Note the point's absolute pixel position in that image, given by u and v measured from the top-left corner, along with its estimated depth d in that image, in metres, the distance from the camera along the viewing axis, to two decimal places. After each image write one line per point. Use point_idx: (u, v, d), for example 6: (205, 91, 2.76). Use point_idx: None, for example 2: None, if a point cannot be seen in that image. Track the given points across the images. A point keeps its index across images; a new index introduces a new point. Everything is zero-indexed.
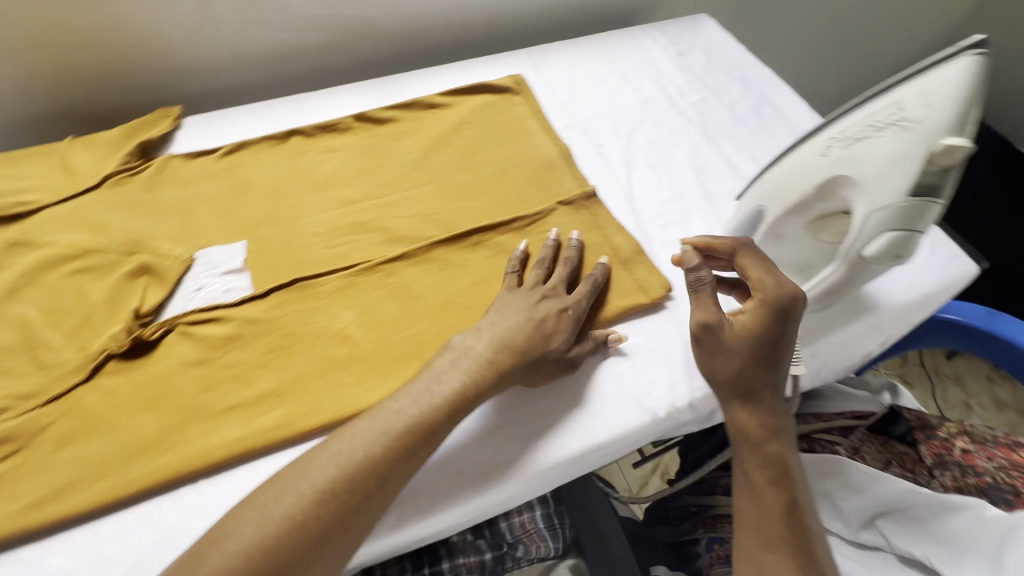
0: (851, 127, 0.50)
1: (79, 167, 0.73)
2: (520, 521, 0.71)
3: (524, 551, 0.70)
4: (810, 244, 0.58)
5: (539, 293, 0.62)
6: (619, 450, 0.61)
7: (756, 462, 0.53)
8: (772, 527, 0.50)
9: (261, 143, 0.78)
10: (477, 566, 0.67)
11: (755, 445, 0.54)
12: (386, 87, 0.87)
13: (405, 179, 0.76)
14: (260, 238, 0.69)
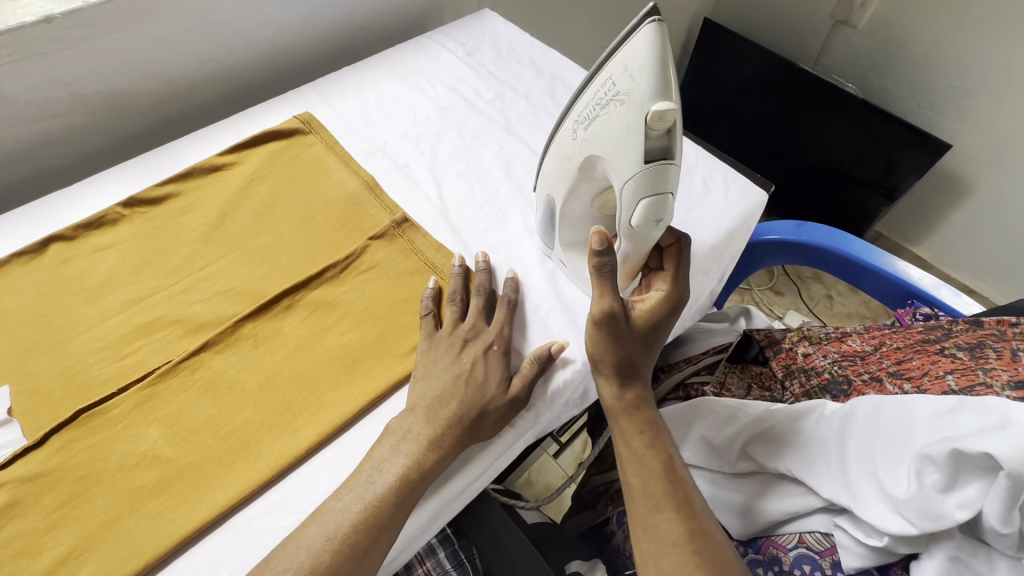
0: (585, 109, 0.57)
1: None
2: (425, 572, 0.69)
3: None
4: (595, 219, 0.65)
5: (458, 342, 0.61)
6: (486, 471, 0.61)
7: (634, 434, 0.58)
8: (660, 484, 0.54)
9: (11, 261, 0.67)
10: None
11: (636, 420, 0.58)
12: (157, 160, 0.78)
13: (198, 258, 0.69)
14: (27, 375, 0.59)
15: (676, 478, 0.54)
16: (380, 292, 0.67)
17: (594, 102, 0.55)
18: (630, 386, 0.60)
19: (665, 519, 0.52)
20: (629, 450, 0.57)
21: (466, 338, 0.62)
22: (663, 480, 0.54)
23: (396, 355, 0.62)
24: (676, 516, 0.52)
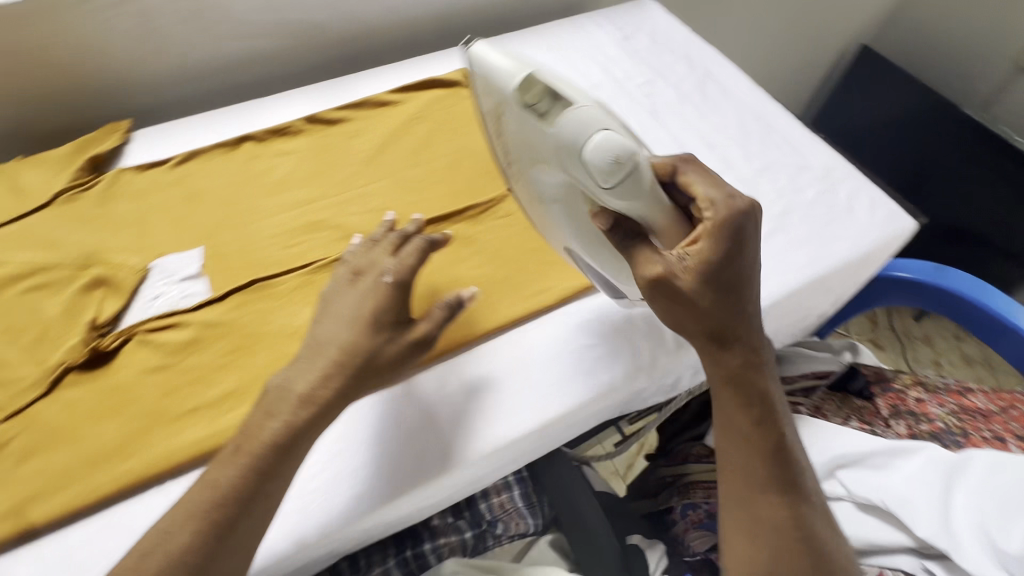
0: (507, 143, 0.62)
1: (30, 186, 0.73)
2: (499, 502, 0.74)
3: (503, 529, 0.72)
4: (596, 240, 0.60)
5: (348, 276, 0.56)
6: (581, 416, 0.65)
7: (739, 407, 0.55)
8: (758, 476, 0.53)
9: (214, 150, 0.78)
10: (459, 545, 0.71)
11: (741, 399, 0.55)
12: (335, 88, 0.88)
13: (358, 177, 0.77)
14: (216, 244, 0.69)
15: (779, 467, 0.53)
16: (512, 238, 0.72)
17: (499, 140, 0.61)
18: (742, 366, 0.54)
19: (764, 511, 0.52)
20: (727, 429, 0.55)
21: (365, 297, 0.55)
22: (768, 472, 0.53)
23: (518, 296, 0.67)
24: (774, 511, 0.52)
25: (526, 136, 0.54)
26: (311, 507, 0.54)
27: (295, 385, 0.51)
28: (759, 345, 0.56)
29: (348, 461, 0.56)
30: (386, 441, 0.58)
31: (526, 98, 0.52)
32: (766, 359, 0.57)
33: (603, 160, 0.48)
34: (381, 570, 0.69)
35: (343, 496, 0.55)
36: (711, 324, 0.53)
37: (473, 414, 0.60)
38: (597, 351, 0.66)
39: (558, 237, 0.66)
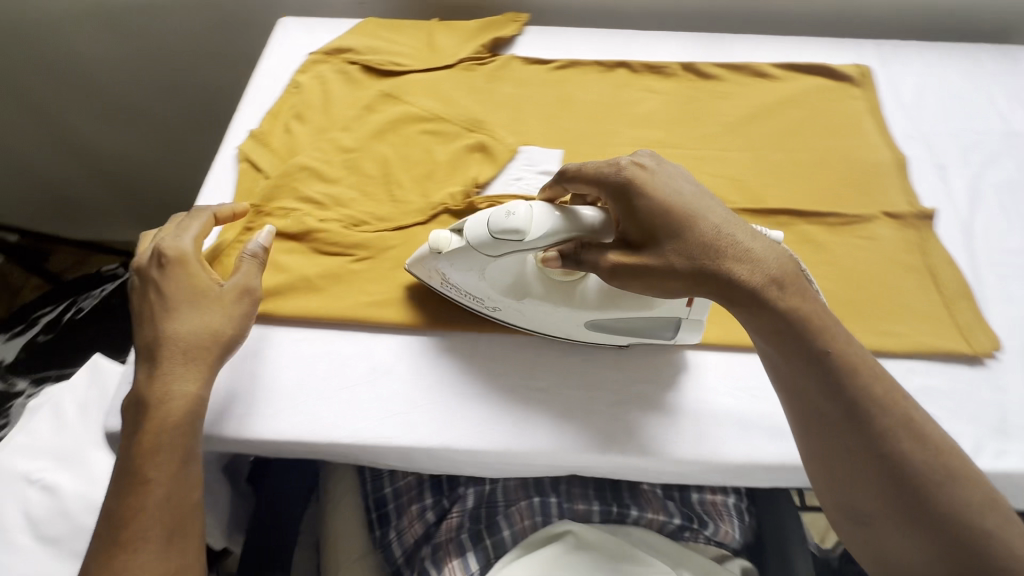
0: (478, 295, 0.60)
1: (441, 47, 0.84)
2: (712, 500, 0.72)
3: (711, 531, 0.69)
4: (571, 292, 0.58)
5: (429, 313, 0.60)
6: None
7: (809, 377, 0.49)
8: (823, 427, 0.49)
9: (591, 67, 0.81)
10: (663, 526, 0.68)
11: (795, 350, 0.50)
12: (716, 44, 0.85)
13: (717, 139, 0.75)
14: (574, 153, 0.73)
15: (857, 420, 0.48)
16: (868, 265, 0.64)
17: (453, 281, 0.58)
18: (749, 301, 0.50)
19: (847, 461, 0.48)
20: (787, 390, 0.51)
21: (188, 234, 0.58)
22: (830, 428, 0.49)
23: (860, 327, 0.60)
24: (853, 462, 0.48)
25: (446, 262, 0.58)
26: (580, 412, 0.58)
27: (181, 309, 0.55)
28: (775, 274, 0.50)
29: (635, 398, 0.59)
30: (590, 396, 0.59)
31: (441, 249, 0.57)
32: (788, 290, 0.50)
33: (504, 218, 0.52)
34: (581, 507, 0.68)
35: (612, 418, 0.58)
36: (686, 271, 0.50)
37: (650, 403, 0.59)
38: None
39: (566, 325, 0.60)
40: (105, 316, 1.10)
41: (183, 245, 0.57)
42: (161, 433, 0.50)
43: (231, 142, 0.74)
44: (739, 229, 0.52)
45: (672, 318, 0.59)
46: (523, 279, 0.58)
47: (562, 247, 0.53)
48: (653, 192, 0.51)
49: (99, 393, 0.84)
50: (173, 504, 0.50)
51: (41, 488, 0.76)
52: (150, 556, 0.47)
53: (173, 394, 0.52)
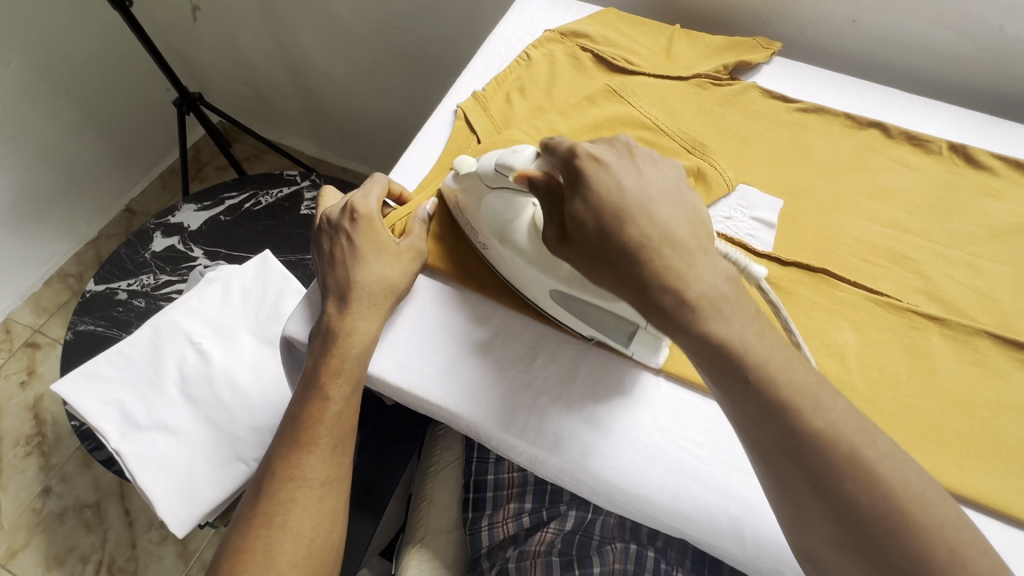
0: (493, 230, 0.56)
1: (679, 56, 0.79)
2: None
3: None
4: (543, 271, 0.54)
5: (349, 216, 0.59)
6: None
7: (758, 423, 0.40)
8: (800, 495, 0.39)
9: (839, 118, 0.73)
10: None
11: (747, 399, 0.41)
12: (995, 134, 0.73)
13: (974, 242, 0.63)
14: (797, 207, 0.66)
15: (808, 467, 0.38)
16: None
17: (494, 229, 0.56)
18: (673, 326, 0.43)
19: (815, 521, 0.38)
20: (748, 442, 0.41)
21: (366, 195, 0.61)
22: (794, 494, 0.39)
23: None
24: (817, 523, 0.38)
25: (461, 189, 0.59)
26: (740, 493, 0.51)
27: (368, 258, 0.57)
28: (693, 278, 0.43)
29: None
30: (611, 411, 0.55)
31: (460, 169, 0.59)
32: (715, 304, 0.42)
33: (510, 156, 0.52)
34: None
35: (770, 516, 0.50)
36: (592, 250, 0.45)
37: (683, 453, 0.53)
38: None
39: (534, 286, 0.57)
40: (274, 214, 1.19)
41: (371, 205, 0.60)
42: (344, 363, 0.54)
43: (453, 99, 0.76)
44: (676, 246, 0.44)
45: (629, 324, 0.53)
46: (514, 222, 0.55)
47: (532, 172, 0.50)
48: (597, 180, 0.45)
49: (260, 287, 0.88)
50: (339, 423, 0.55)
51: (197, 351, 0.84)
52: (319, 460, 0.53)
53: (357, 331, 0.55)
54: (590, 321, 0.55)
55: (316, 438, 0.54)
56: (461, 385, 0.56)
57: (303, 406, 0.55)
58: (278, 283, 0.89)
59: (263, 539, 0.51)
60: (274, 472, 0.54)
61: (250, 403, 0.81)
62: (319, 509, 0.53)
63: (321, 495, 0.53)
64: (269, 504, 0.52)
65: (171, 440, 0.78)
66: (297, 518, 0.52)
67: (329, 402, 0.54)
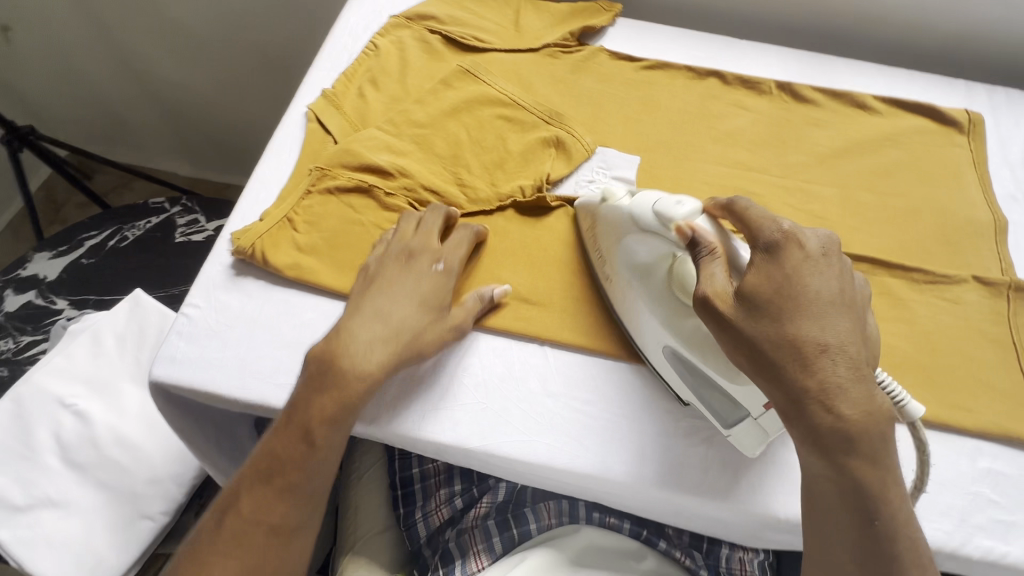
0: (631, 267, 0.54)
1: (527, 28, 0.80)
2: (741, 558, 0.66)
3: None
4: (679, 323, 0.50)
5: (404, 255, 0.57)
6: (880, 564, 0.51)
7: (841, 521, 0.40)
8: None
9: (681, 71, 0.77)
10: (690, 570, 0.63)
11: (829, 484, 0.40)
12: (814, 68, 0.80)
13: (805, 169, 0.70)
14: (652, 161, 0.70)
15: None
16: (949, 332, 0.60)
17: (626, 266, 0.54)
18: (792, 394, 0.40)
19: None
20: (815, 516, 0.41)
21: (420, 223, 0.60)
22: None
23: (935, 396, 0.56)
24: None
25: (602, 220, 0.57)
26: (629, 438, 0.53)
27: (407, 304, 0.54)
28: (860, 422, 0.39)
29: (691, 425, 0.54)
30: (571, 401, 0.54)
31: (608, 198, 0.57)
32: (867, 448, 0.39)
33: (672, 206, 0.50)
34: (614, 522, 0.63)
35: (671, 452, 0.52)
36: (763, 360, 0.41)
37: (620, 426, 0.53)
38: (788, 471, 0.52)
39: (648, 338, 0.53)
40: (145, 248, 1.10)
41: (451, 257, 0.58)
42: (334, 411, 0.49)
43: (303, 100, 0.72)
44: (853, 359, 0.41)
45: (744, 411, 0.49)
46: (653, 265, 0.52)
47: (700, 230, 0.48)
48: (798, 275, 0.42)
49: (136, 329, 0.83)
50: (317, 470, 0.50)
51: (73, 415, 0.76)
52: (279, 507, 0.49)
53: (358, 367, 0.51)
54: (701, 394, 0.51)
55: (288, 480, 0.49)
56: (422, 418, 0.53)
57: (285, 441, 0.50)
58: (156, 321, 0.84)
59: (198, 570, 0.48)
60: (229, 501, 0.50)
61: (149, 458, 0.76)
62: (264, 559, 0.48)
63: (272, 542, 0.49)
64: (216, 531, 0.49)
65: (61, 516, 0.70)
66: (238, 563, 0.48)
67: (311, 447, 0.49)
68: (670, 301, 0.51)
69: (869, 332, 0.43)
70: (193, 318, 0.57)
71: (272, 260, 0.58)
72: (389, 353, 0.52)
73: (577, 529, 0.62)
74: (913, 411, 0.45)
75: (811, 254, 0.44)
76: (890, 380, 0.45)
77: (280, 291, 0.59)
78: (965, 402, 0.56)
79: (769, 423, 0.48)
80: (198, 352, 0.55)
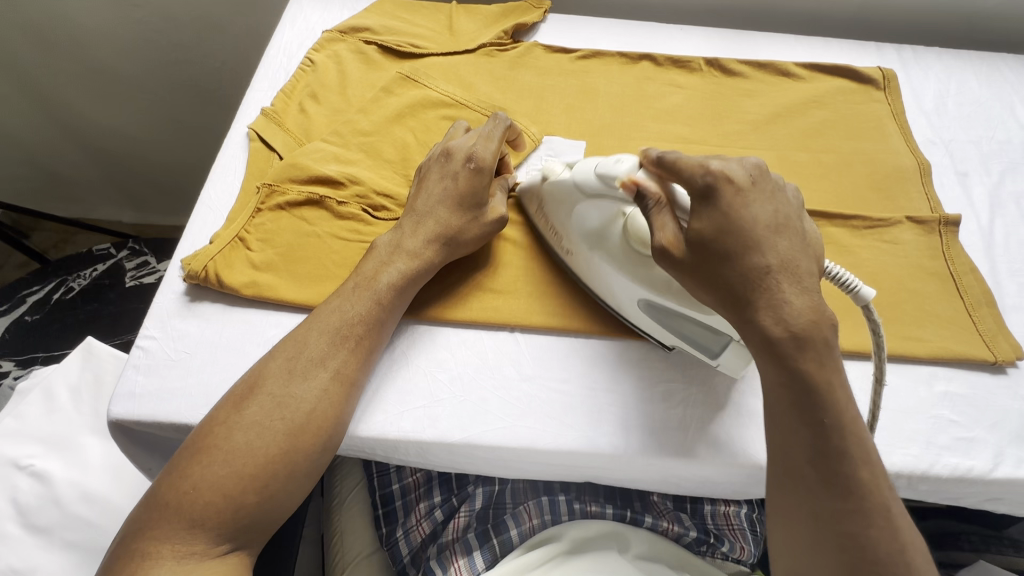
0: (586, 232, 0.54)
1: (461, 30, 0.81)
2: (724, 512, 0.67)
3: (727, 547, 0.65)
4: (649, 280, 0.51)
5: (438, 155, 0.61)
6: None
7: (794, 424, 0.43)
8: (800, 485, 0.42)
9: (615, 57, 0.80)
10: (677, 537, 0.64)
11: (784, 394, 0.43)
12: (737, 43, 0.84)
13: (743, 136, 0.73)
14: (598, 144, 0.71)
15: (830, 472, 0.41)
16: (893, 271, 0.63)
17: (580, 237, 0.55)
18: (740, 313, 0.44)
19: (802, 514, 0.42)
20: (774, 424, 0.44)
21: (443, 153, 0.61)
22: (794, 481, 0.42)
23: (889, 332, 0.59)
24: (803, 506, 0.42)
25: (547, 198, 0.59)
26: (607, 411, 0.54)
27: (440, 206, 0.58)
28: (802, 331, 0.42)
29: (663, 389, 0.55)
30: (548, 379, 0.55)
31: (549, 177, 0.59)
32: (812, 351, 0.42)
33: (613, 165, 0.52)
34: (596, 510, 0.63)
35: (648, 421, 0.53)
36: (719, 291, 0.44)
37: (597, 406, 0.54)
38: (756, 422, 0.53)
39: (620, 294, 0.54)
40: (93, 297, 1.05)
41: (482, 151, 0.60)
42: (373, 275, 0.55)
43: (243, 122, 0.71)
44: (791, 276, 0.43)
45: (726, 337, 0.51)
46: (606, 228, 0.53)
47: (644, 182, 0.49)
48: (735, 209, 0.44)
49: (92, 377, 0.79)
50: (348, 377, 0.51)
51: (31, 476, 0.71)
52: (268, 444, 0.47)
53: (390, 267, 0.55)
54: (681, 332, 0.52)
55: (317, 376, 0.50)
56: (396, 415, 0.53)
57: (328, 326, 0.52)
58: (112, 367, 0.80)
59: (212, 452, 0.46)
60: (208, 441, 0.46)
61: (118, 509, 0.70)
62: (279, 447, 0.47)
63: (288, 434, 0.47)
64: (237, 410, 0.48)
65: None
66: (254, 446, 0.46)
67: (346, 346, 0.52)
68: (631, 261, 0.52)
69: (807, 241, 0.46)
70: (150, 351, 0.55)
71: (227, 281, 0.57)
72: (409, 263, 0.56)
73: (557, 532, 0.61)
74: (865, 294, 0.45)
75: (742, 178, 0.46)
76: (839, 269, 0.47)
77: (240, 312, 0.57)
78: (917, 332, 0.59)
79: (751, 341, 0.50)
80: (158, 384, 0.53)
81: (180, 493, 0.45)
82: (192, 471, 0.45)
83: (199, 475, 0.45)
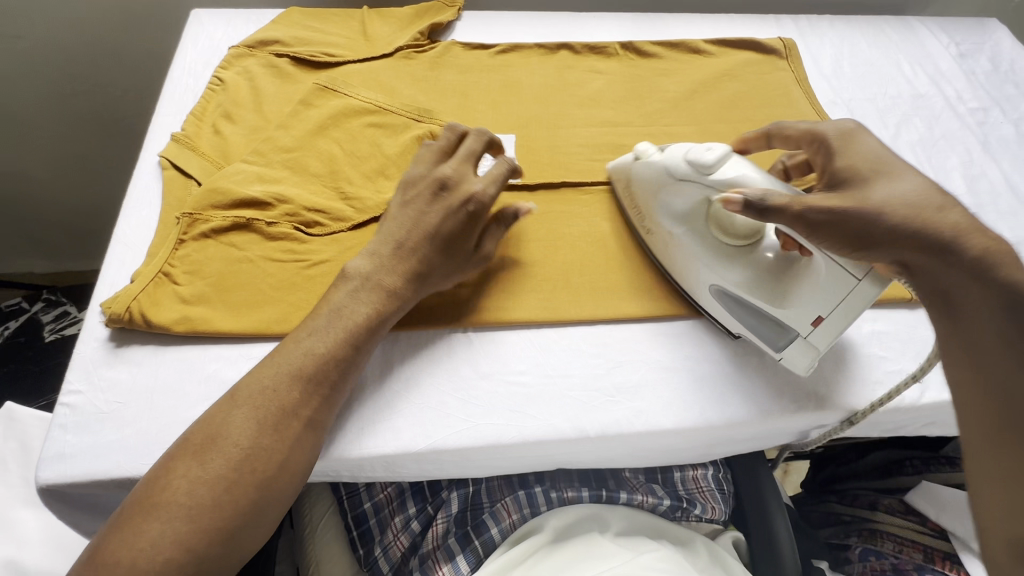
0: (676, 214, 0.57)
1: (376, 35, 0.80)
2: (693, 476, 0.70)
3: (699, 509, 0.67)
4: (731, 280, 0.53)
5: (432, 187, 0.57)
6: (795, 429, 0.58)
7: (988, 335, 0.45)
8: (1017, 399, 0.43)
9: (533, 49, 0.81)
10: (653, 507, 0.65)
11: (980, 306, 0.45)
12: (648, 26, 0.87)
13: (664, 114, 0.76)
14: (527, 136, 0.72)
15: None
16: None
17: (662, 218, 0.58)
18: (915, 237, 0.46)
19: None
20: (960, 338, 0.46)
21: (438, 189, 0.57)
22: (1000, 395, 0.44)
23: None
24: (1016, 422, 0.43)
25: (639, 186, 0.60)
26: (567, 398, 0.54)
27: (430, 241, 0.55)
28: (952, 229, 0.46)
29: (622, 371, 0.56)
30: (506, 376, 0.55)
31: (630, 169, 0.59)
32: (974, 254, 0.46)
33: (703, 152, 0.53)
34: (573, 495, 0.64)
35: (606, 401, 0.54)
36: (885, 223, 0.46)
37: (557, 395, 0.55)
38: (702, 387, 0.56)
39: (693, 279, 0.57)
40: (10, 358, 0.96)
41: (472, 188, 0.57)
42: (345, 312, 0.52)
43: (153, 151, 0.67)
44: (935, 197, 0.48)
45: (792, 330, 0.53)
46: (693, 211, 0.55)
47: (744, 195, 0.47)
48: (855, 143, 0.53)
49: (18, 447, 0.72)
50: (320, 423, 0.49)
51: None
52: (238, 499, 0.44)
53: (346, 305, 0.53)
54: (751, 322, 0.55)
55: (291, 427, 0.47)
56: (354, 434, 0.52)
57: (297, 367, 0.49)
58: (38, 430, 0.73)
59: (173, 507, 0.42)
60: (172, 495, 0.43)
61: None
62: (249, 500, 0.44)
63: (259, 486, 0.45)
64: (201, 462, 0.44)
65: None
66: (222, 500, 0.43)
67: (320, 390, 0.49)
68: (708, 253, 0.55)
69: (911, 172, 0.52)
70: (77, 406, 0.51)
71: (155, 320, 0.53)
72: (378, 301, 0.53)
73: (539, 523, 0.61)
74: None
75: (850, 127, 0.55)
76: None
77: (174, 351, 0.54)
78: None
79: (819, 339, 0.51)
80: (91, 441, 0.49)
81: (135, 556, 0.41)
82: (149, 527, 0.42)
83: (157, 532, 0.41)
